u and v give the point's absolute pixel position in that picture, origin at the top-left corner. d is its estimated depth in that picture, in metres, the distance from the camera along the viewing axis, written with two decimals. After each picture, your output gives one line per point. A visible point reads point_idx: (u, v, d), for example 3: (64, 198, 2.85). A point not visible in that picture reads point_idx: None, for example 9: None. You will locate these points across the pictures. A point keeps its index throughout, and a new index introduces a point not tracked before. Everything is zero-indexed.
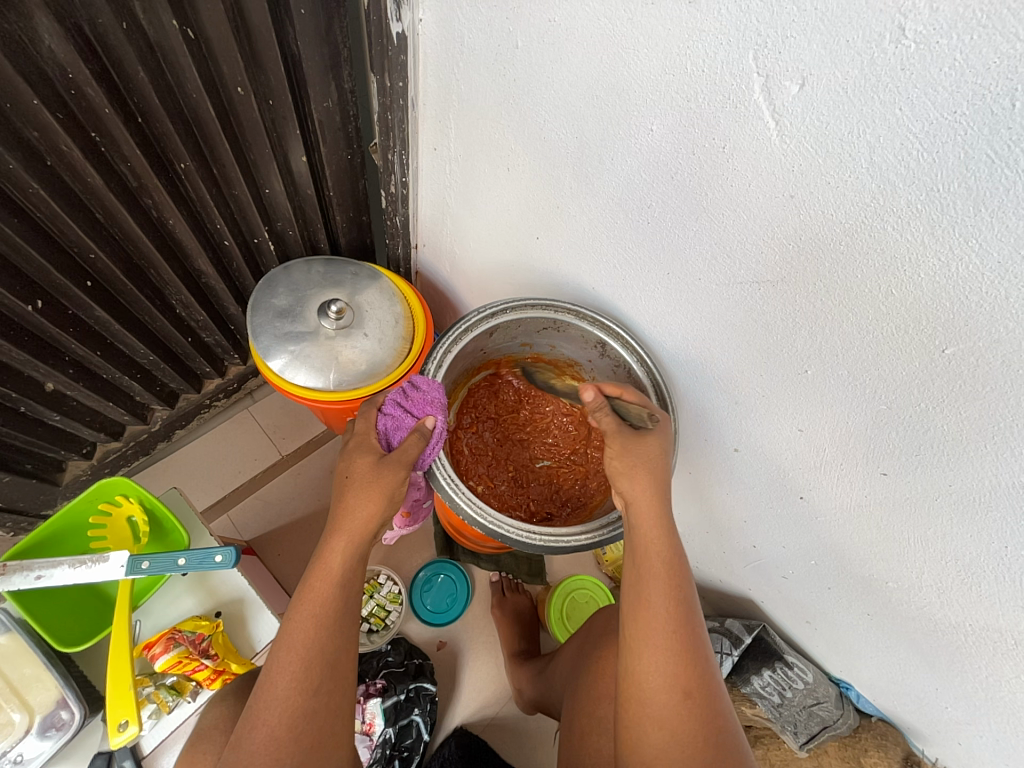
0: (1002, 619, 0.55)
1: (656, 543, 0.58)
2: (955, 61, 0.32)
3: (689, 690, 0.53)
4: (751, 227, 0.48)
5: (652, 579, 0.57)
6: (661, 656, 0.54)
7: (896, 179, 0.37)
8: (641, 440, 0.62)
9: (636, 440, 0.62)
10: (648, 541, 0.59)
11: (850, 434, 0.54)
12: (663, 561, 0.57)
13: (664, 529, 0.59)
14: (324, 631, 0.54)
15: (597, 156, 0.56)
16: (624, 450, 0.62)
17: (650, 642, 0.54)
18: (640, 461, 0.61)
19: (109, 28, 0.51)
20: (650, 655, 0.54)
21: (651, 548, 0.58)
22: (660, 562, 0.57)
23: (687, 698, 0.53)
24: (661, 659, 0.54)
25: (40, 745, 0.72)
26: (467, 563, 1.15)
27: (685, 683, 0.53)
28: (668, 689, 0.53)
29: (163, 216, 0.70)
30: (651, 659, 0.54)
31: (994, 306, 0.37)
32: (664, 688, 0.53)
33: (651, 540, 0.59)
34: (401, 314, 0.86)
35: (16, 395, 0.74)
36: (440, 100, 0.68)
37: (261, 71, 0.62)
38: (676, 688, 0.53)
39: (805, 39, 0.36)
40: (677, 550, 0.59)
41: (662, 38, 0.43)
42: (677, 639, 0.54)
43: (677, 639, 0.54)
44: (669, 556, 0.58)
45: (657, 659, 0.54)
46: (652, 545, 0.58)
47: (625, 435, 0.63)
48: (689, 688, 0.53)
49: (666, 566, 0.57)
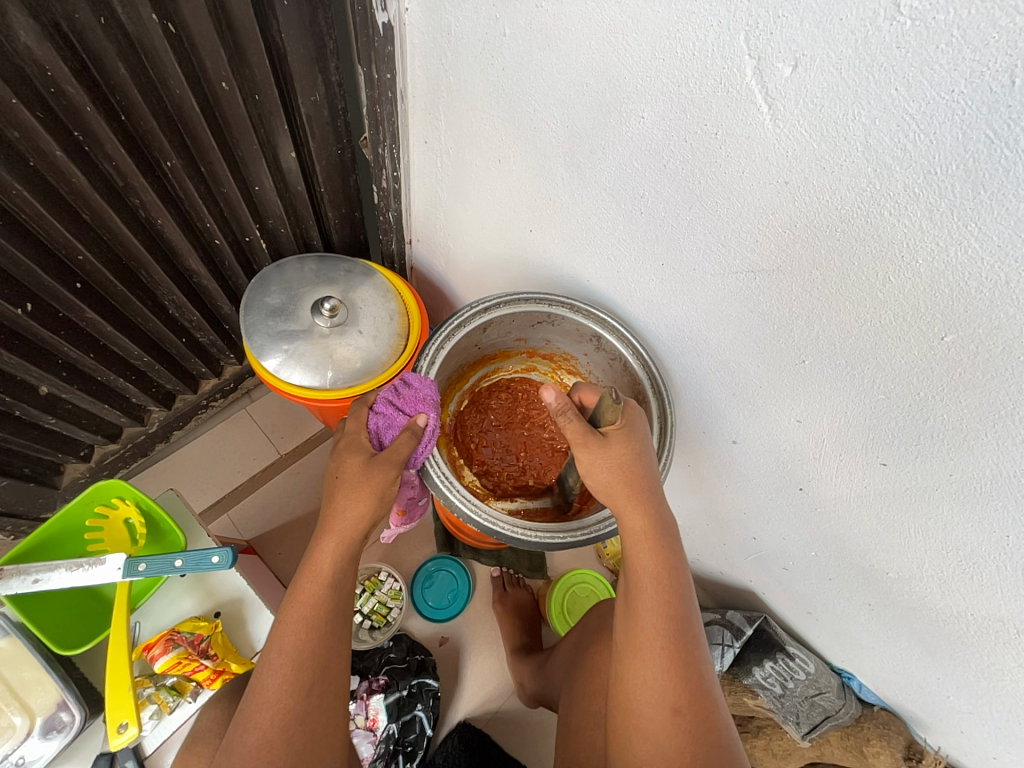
0: (1004, 608, 0.54)
1: (648, 559, 0.57)
2: (952, 37, 0.31)
3: (678, 706, 0.52)
4: (747, 216, 0.47)
5: (643, 594, 0.56)
6: (651, 671, 0.54)
7: (893, 161, 0.36)
8: (610, 448, 0.59)
9: (605, 449, 0.59)
10: (639, 556, 0.58)
11: (849, 424, 0.54)
12: (656, 577, 0.57)
13: (656, 542, 0.58)
14: (315, 632, 0.54)
15: (591, 146, 0.55)
16: (593, 462, 0.59)
17: (639, 656, 0.54)
18: (613, 468, 0.59)
19: (87, 24, 0.50)
20: (639, 669, 0.54)
21: (642, 561, 0.57)
22: (651, 579, 0.57)
23: (676, 714, 0.52)
24: (649, 673, 0.54)
25: (43, 747, 0.72)
26: (468, 559, 1.15)
27: (676, 699, 0.53)
28: (656, 704, 0.53)
29: (151, 215, 0.69)
30: (640, 673, 0.54)
31: (995, 291, 0.37)
32: (652, 702, 0.53)
33: (643, 555, 0.58)
34: (395, 310, 0.85)
35: (8, 399, 0.73)
36: (429, 92, 0.67)
37: (246, 65, 0.60)
38: (664, 703, 0.53)
39: (797, 19, 0.35)
40: (671, 564, 0.57)
41: (651, 23, 0.42)
42: (669, 655, 0.54)
43: (668, 655, 0.54)
44: (665, 570, 0.57)
45: (646, 673, 0.54)
46: (643, 560, 0.57)
47: (593, 445, 0.59)
48: (680, 704, 0.53)
49: (658, 581, 0.56)
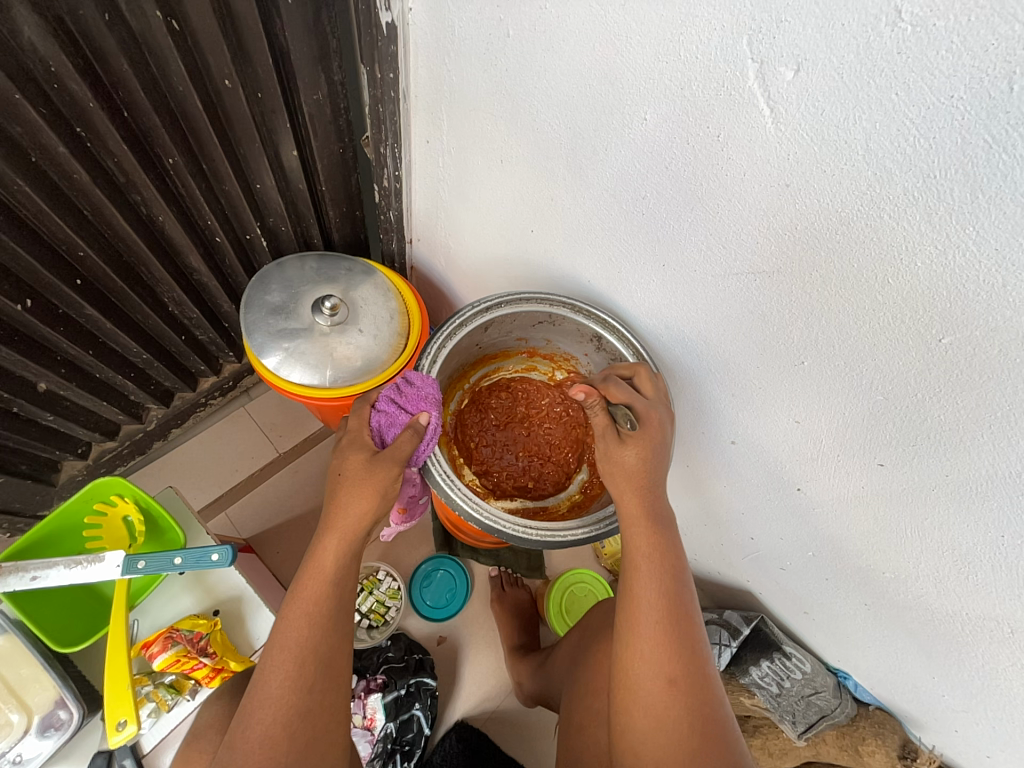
0: (999, 608, 0.54)
1: (641, 536, 0.58)
2: (952, 44, 0.31)
3: (674, 677, 0.53)
4: (746, 218, 0.48)
5: (638, 571, 0.57)
6: (646, 644, 0.54)
7: (893, 166, 0.37)
8: (625, 448, 0.60)
9: (621, 447, 0.60)
10: (632, 535, 0.58)
11: (847, 425, 0.54)
12: (649, 553, 0.57)
13: (650, 521, 0.58)
14: (317, 629, 0.54)
15: (592, 146, 0.55)
16: (608, 455, 0.61)
17: (636, 631, 0.55)
18: (623, 466, 0.60)
19: (91, 20, 0.50)
20: (636, 642, 0.55)
21: (636, 540, 0.58)
22: (646, 556, 0.57)
23: (673, 686, 0.53)
24: (646, 647, 0.54)
25: (40, 745, 0.72)
26: (466, 559, 1.15)
27: (671, 672, 0.53)
28: (653, 677, 0.53)
29: (152, 212, 0.69)
30: (637, 647, 0.55)
31: (991, 294, 0.37)
32: (649, 675, 0.53)
33: (636, 533, 0.58)
34: (396, 310, 0.85)
35: (8, 396, 0.73)
36: (431, 92, 0.67)
37: (249, 64, 0.61)
38: (661, 676, 0.53)
39: (800, 23, 0.36)
40: (666, 542, 0.58)
41: (655, 26, 0.42)
42: (664, 630, 0.54)
43: (663, 630, 0.54)
44: (658, 546, 0.57)
45: (642, 646, 0.54)
46: (637, 539, 0.58)
47: (610, 439, 0.61)
48: (675, 676, 0.53)
49: (652, 559, 0.57)
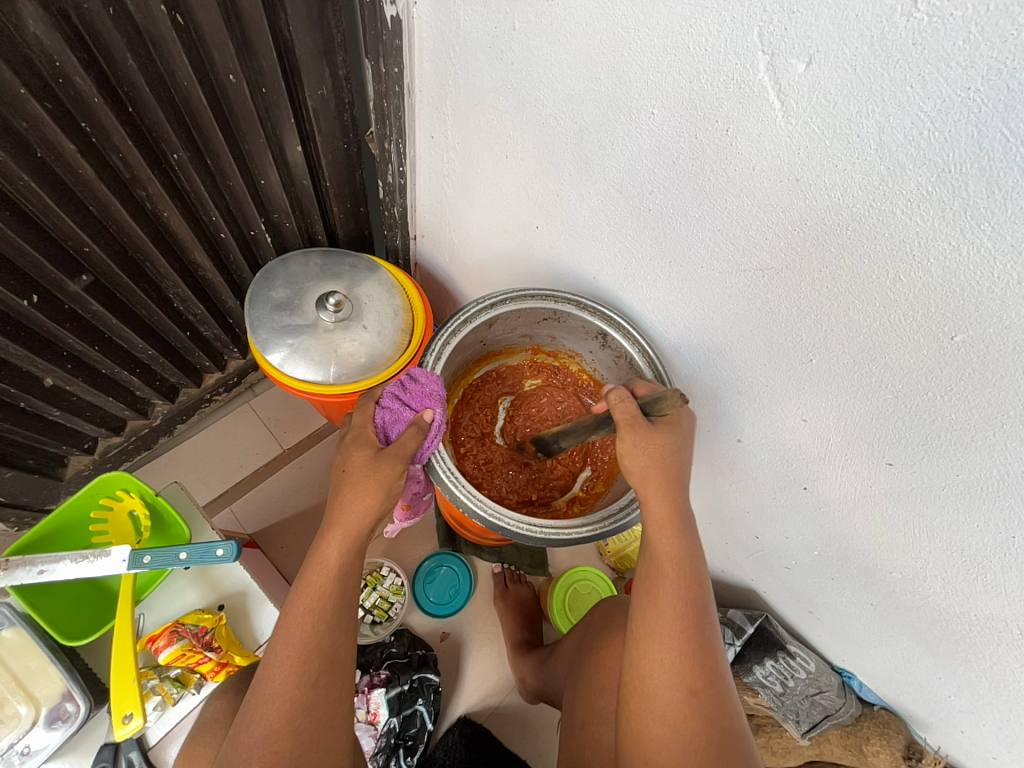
0: (1008, 609, 0.54)
1: (668, 542, 0.58)
2: (969, 35, 0.30)
3: (694, 688, 0.53)
4: (755, 213, 0.47)
5: (663, 577, 0.57)
6: (668, 653, 0.54)
7: (906, 160, 0.36)
8: (657, 436, 0.59)
9: (651, 433, 0.59)
10: (660, 541, 0.58)
11: (854, 424, 0.54)
12: (678, 563, 0.57)
13: (677, 528, 0.58)
14: (325, 628, 0.54)
15: (599, 142, 0.55)
16: (637, 446, 0.59)
17: (657, 638, 0.55)
18: (654, 454, 0.59)
19: (96, 14, 0.49)
20: (657, 652, 0.54)
21: (663, 546, 0.58)
22: (674, 564, 0.57)
23: (691, 697, 0.53)
24: (667, 655, 0.54)
25: (47, 737, 0.72)
26: (470, 555, 1.15)
27: (691, 682, 0.53)
28: (673, 687, 0.53)
29: (157, 208, 0.69)
30: (657, 654, 0.54)
31: (1005, 291, 0.37)
32: (669, 685, 0.53)
33: (663, 538, 0.58)
34: (401, 306, 0.85)
35: (15, 390, 0.74)
36: (437, 87, 0.66)
37: (254, 59, 0.60)
38: (681, 686, 0.53)
39: (812, 14, 0.35)
40: (691, 552, 0.58)
41: (663, 17, 0.42)
42: (685, 639, 0.54)
43: (685, 638, 0.54)
44: (685, 555, 0.57)
45: (663, 656, 0.54)
46: (664, 545, 0.58)
47: (639, 429, 0.59)
48: (695, 687, 0.53)
49: (678, 566, 0.57)
